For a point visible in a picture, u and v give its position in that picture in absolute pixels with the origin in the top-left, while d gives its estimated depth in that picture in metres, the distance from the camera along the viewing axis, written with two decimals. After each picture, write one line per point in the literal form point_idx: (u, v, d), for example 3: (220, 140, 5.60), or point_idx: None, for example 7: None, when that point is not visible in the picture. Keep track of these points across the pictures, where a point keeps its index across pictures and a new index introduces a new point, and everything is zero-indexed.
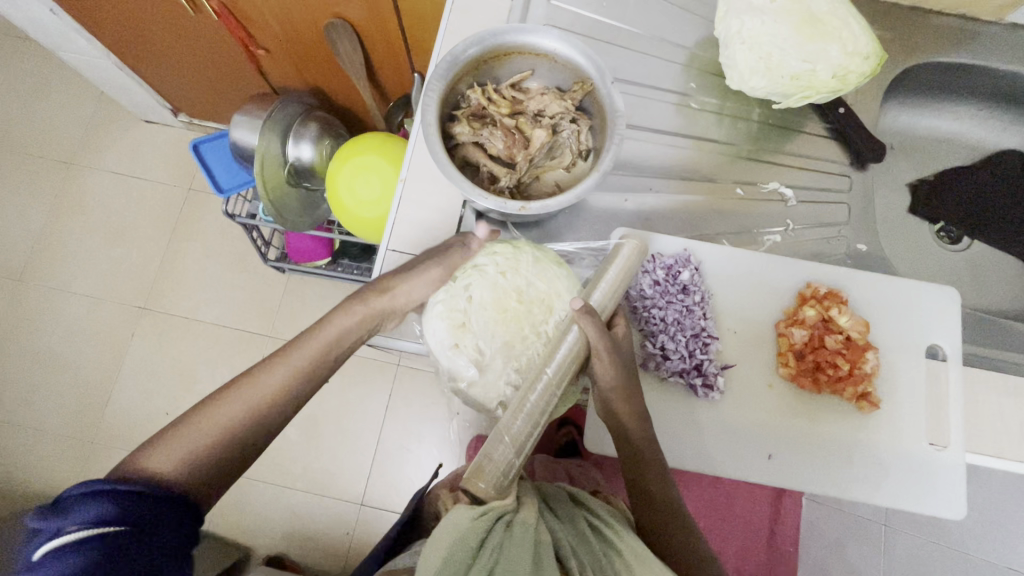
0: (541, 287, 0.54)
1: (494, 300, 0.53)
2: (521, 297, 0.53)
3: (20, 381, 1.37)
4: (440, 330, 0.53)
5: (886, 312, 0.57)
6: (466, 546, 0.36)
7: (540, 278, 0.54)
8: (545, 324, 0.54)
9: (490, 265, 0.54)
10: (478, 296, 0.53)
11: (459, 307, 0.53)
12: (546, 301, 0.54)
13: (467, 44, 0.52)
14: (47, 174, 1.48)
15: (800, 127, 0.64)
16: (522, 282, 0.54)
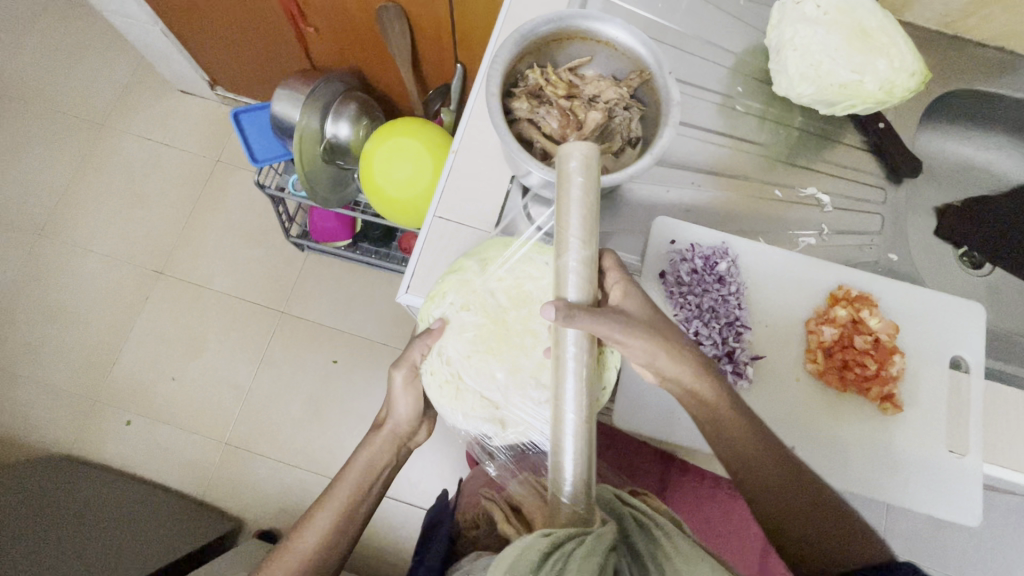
0: (503, 282, 0.54)
1: (467, 344, 0.53)
2: (487, 319, 0.53)
3: (29, 333, 1.36)
4: (447, 409, 0.54)
5: (914, 320, 0.59)
6: (530, 553, 0.36)
7: (510, 273, 0.54)
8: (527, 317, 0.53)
9: (454, 310, 0.54)
10: (453, 355, 0.53)
11: (444, 375, 0.53)
12: (521, 294, 0.54)
13: (536, 22, 0.54)
14: (78, 133, 1.50)
15: (840, 139, 0.67)
16: (483, 300, 0.54)
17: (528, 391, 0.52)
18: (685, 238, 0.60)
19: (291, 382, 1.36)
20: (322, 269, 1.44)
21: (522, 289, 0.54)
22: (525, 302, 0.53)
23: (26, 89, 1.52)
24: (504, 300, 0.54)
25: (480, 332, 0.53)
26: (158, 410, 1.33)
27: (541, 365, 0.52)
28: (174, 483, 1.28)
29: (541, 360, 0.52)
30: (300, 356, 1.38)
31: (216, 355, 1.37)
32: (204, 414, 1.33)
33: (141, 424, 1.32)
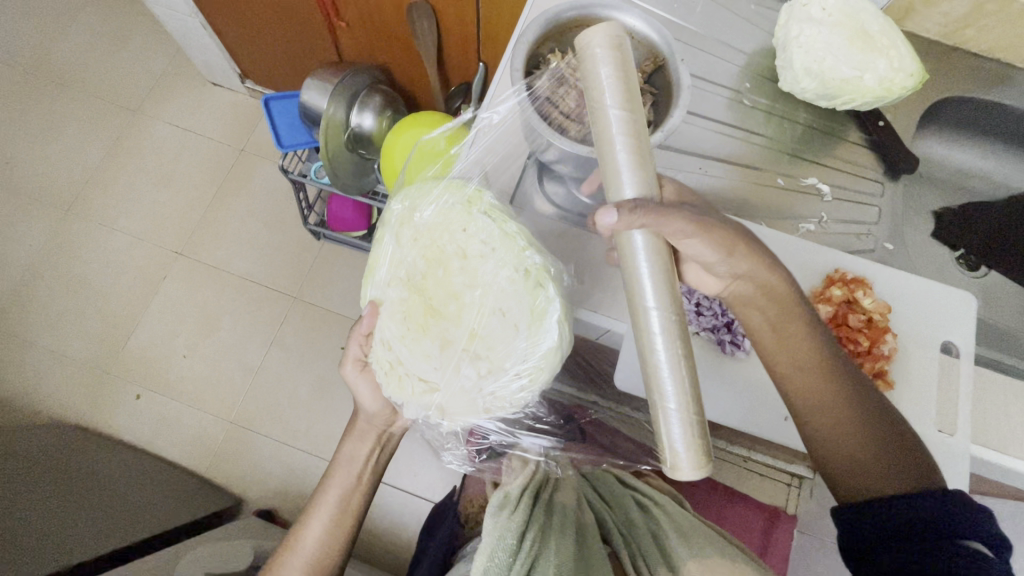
0: (416, 241, 0.47)
1: (396, 320, 0.47)
2: (405, 290, 0.47)
3: (49, 303, 1.41)
4: (396, 399, 0.49)
5: (908, 304, 0.61)
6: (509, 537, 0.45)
7: (423, 230, 0.47)
8: (460, 261, 0.46)
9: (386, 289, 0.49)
10: (386, 338, 0.48)
11: (384, 364, 0.48)
12: (435, 250, 0.46)
13: (562, 7, 0.59)
14: (113, 117, 1.56)
15: (843, 135, 0.71)
16: (400, 268, 0.47)
17: (461, 366, 0.45)
18: None
19: (299, 365, 1.38)
20: (336, 258, 1.47)
21: (436, 245, 0.46)
22: (439, 254, 0.46)
23: (67, 75, 1.59)
24: (418, 261, 0.46)
25: (401, 307, 0.47)
26: (168, 386, 1.36)
27: (469, 329, 0.45)
28: (178, 457, 1.30)
29: (467, 324, 0.44)
30: (310, 340, 1.40)
31: (228, 335, 1.40)
32: (213, 392, 1.35)
33: (151, 398, 1.35)
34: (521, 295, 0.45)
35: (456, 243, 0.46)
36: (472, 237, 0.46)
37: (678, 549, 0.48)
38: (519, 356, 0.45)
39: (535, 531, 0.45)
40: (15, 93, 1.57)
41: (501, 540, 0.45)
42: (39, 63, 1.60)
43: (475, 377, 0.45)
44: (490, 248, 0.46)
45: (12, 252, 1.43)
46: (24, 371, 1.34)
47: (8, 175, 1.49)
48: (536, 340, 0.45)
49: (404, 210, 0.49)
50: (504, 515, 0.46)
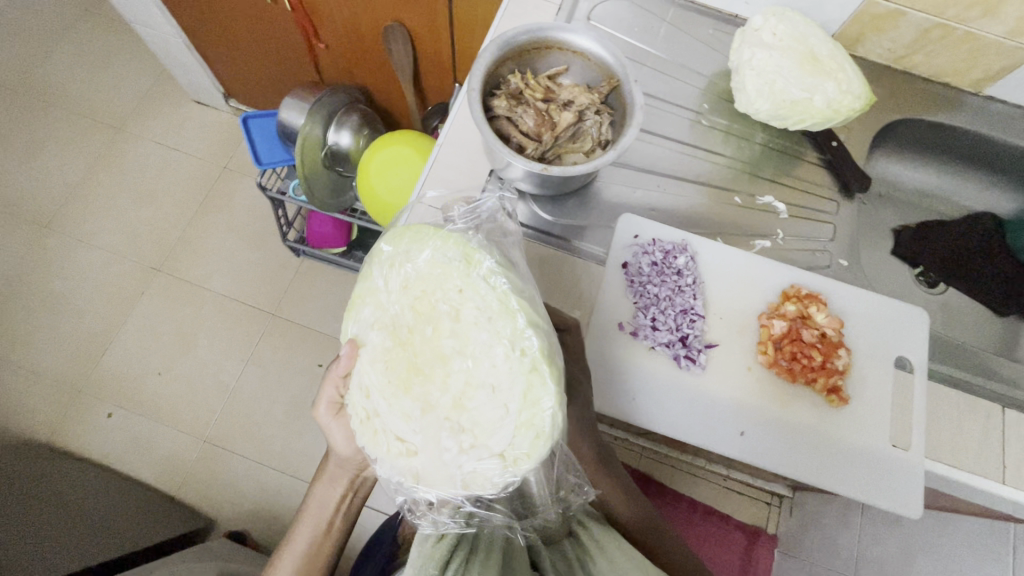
0: (409, 297, 0.46)
1: (383, 374, 0.46)
2: (394, 343, 0.46)
3: (23, 319, 1.39)
4: (370, 452, 0.47)
5: (862, 320, 0.62)
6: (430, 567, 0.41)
7: (417, 290, 0.46)
8: (454, 327, 0.45)
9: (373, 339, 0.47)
10: (368, 386, 0.46)
11: (362, 414, 0.47)
12: (429, 309, 0.46)
13: (519, 31, 0.60)
14: (96, 134, 1.57)
15: (799, 155, 0.73)
16: (391, 319, 0.47)
17: (443, 434, 0.44)
18: (648, 233, 0.64)
19: (275, 383, 1.37)
20: (316, 275, 1.47)
21: (431, 305, 0.46)
22: (433, 317, 0.46)
23: (52, 92, 1.60)
24: (409, 316, 0.46)
25: (388, 358, 0.46)
26: (142, 403, 1.34)
27: (456, 398, 0.44)
28: (149, 477, 1.27)
29: (455, 392, 0.44)
30: (287, 358, 1.39)
31: (204, 352, 1.39)
32: (187, 410, 1.34)
33: (123, 416, 1.32)
34: (516, 378, 0.43)
35: (452, 309, 0.45)
36: (471, 306, 0.45)
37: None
38: (505, 436, 0.43)
39: (460, 559, 0.41)
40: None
41: (421, 568, 0.41)
42: (23, 80, 1.61)
43: (455, 450, 0.43)
44: (487, 322, 0.44)
45: None
46: None
47: None
48: (527, 428, 0.43)
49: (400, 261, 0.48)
50: (429, 543, 0.43)
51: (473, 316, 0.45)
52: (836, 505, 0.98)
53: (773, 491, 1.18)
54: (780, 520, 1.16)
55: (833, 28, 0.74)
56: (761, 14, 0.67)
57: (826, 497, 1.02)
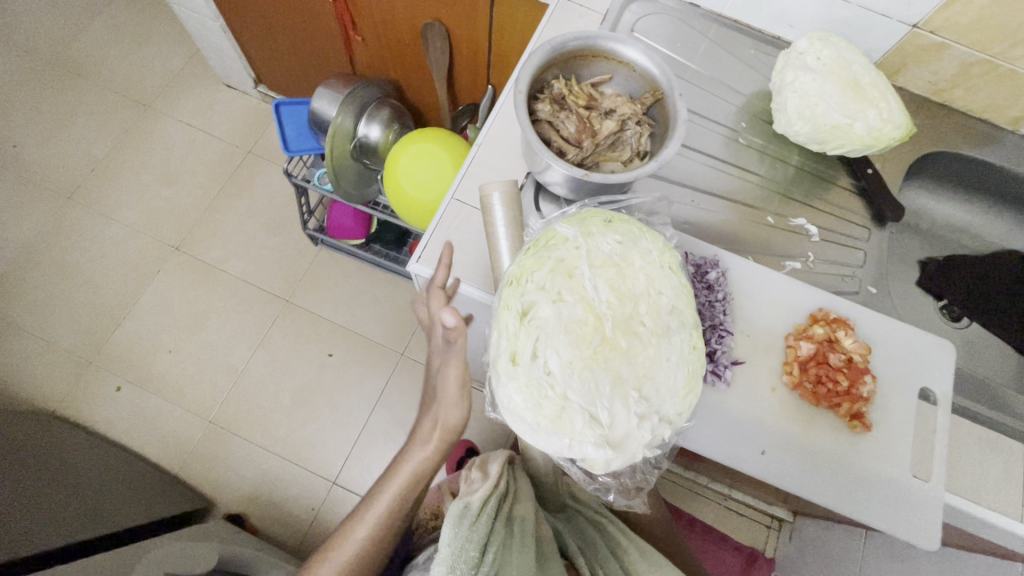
0: (604, 272, 0.48)
1: (578, 346, 0.45)
2: (588, 315, 0.46)
3: (40, 287, 1.40)
4: (546, 428, 0.46)
5: (889, 347, 0.62)
6: (469, 552, 0.46)
7: (611, 267, 0.48)
8: (641, 308, 0.47)
9: (563, 308, 0.46)
10: (557, 357, 0.45)
11: (542, 386, 0.46)
12: (624, 286, 0.48)
13: (568, 37, 0.61)
14: (125, 110, 1.59)
15: (832, 180, 0.73)
16: (584, 292, 0.47)
17: (630, 405, 0.45)
18: (679, 247, 0.64)
19: (284, 369, 1.37)
20: (332, 265, 1.47)
21: (624, 282, 0.48)
22: (628, 296, 0.47)
23: (86, 66, 1.62)
24: (603, 291, 0.47)
25: (578, 330, 0.45)
26: (151, 380, 1.34)
27: (644, 371, 0.46)
28: (153, 454, 1.28)
29: (644, 366, 0.46)
30: (298, 345, 1.40)
31: (216, 333, 1.39)
32: (195, 389, 1.34)
33: (132, 391, 1.33)
34: (688, 357, 0.48)
35: (643, 289, 0.48)
36: (658, 289, 0.49)
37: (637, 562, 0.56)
38: (677, 403, 0.48)
39: (497, 544, 0.48)
40: (32, 80, 1.59)
41: (461, 551, 0.46)
42: (58, 52, 1.63)
43: (640, 419, 0.46)
44: (672, 307, 0.49)
45: (9, 234, 1.44)
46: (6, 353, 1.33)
47: (16, 159, 1.51)
48: (687, 397, 0.49)
49: (592, 236, 0.50)
50: (465, 525, 0.48)
51: (662, 299, 0.48)
52: (840, 533, 0.97)
53: (774, 514, 1.18)
54: (780, 545, 1.16)
55: (875, 57, 0.75)
56: (806, 38, 0.67)
57: (830, 524, 1.01)
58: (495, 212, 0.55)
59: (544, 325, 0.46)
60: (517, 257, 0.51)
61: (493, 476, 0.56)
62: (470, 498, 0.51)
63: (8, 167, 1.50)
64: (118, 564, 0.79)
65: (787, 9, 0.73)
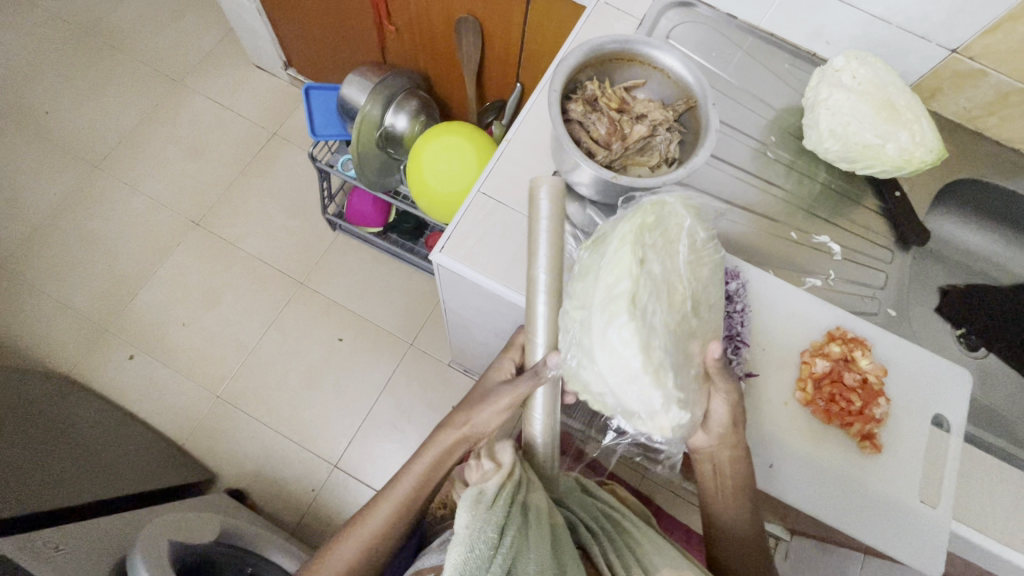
0: (689, 257, 0.52)
1: (671, 312, 0.49)
2: (679, 290, 0.50)
3: (61, 252, 1.43)
4: (634, 380, 0.47)
5: (906, 371, 0.62)
6: (484, 537, 0.48)
7: (697, 254, 0.53)
8: (704, 298, 0.53)
9: (662, 277, 0.49)
10: (657, 318, 0.48)
11: (646, 338, 0.47)
12: (701, 274, 0.53)
13: (606, 40, 0.62)
14: (156, 85, 1.61)
15: (858, 200, 0.73)
16: (678, 268, 0.51)
17: (690, 377, 0.50)
18: None
19: (294, 350, 1.39)
20: (348, 251, 1.48)
21: (700, 271, 0.53)
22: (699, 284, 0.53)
23: (120, 39, 1.65)
24: (685, 271, 0.51)
25: (670, 300, 0.49)
26: (163, 351, 1.36)
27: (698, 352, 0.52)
28: (160, 424, 1.30)
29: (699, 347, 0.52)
30: (309, 328, 1.41)
31: (229, 310, 1.41)
32: (205, 363, 1.36)
33: (144, 360, 1.35)
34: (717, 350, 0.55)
35: (710, 286, 0.53)
36: (716, 289, 0.54)
37: (655, 557, 0.54)
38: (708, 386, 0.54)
39: (514, 528, 0.49)
40: (68, 49, 1.62)
41: (480, 532, 0.48)
42: (96, 23, 1.66)
43: (693, 391, 0.51)
44: (719, 307, 0.55)
45: (36, 198, 1.46)
46: (25, 314, 1.36)
47: (47, 126, 1.54)
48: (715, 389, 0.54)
49: (694, 224, 0.53)
50: (482, 508, 0.50)
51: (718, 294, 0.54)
52: (837, 556, 0.97)
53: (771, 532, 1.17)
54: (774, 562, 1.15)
55: (910, 80, 0.74)
56: (843, 56, 0.67)
57: (827, 546, 1.00)
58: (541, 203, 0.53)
59: (646, 276, 0.48)
60: (630, 217, 0.51)
61: (502, 464, 0.55)
62: (485, 484, 0.52)
63: (38, 133, 1.53)
64: (124, 527, 0.81)
65: (825, 26, 0.73)
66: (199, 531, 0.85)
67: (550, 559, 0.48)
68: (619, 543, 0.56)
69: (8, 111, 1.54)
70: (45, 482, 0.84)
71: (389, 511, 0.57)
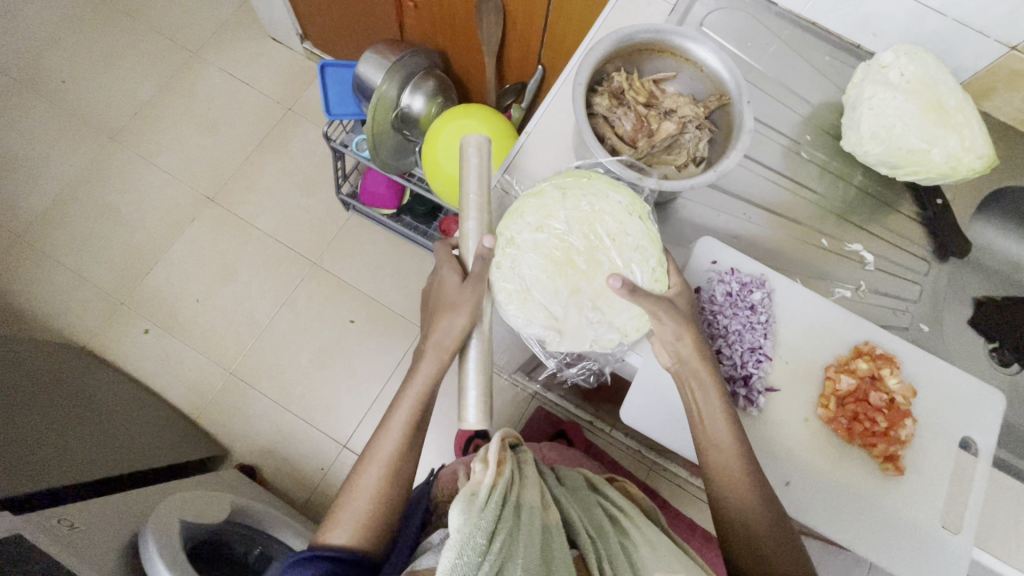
0: (575, 215, 0.55)
1: (544, 259, 0.55)
2: (557, 242, 0.55)
3: (78, 224, 1.43)
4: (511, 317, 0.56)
5: (937, 391, 0.59)
6: (474, 543, 0.45)
7: (584, 209, 0.56)
8: (604, 245, 0.55)
9: (530, 236, 0.55)
10: (523, 267, 0.55)
11: (509, 285, 0.55)
12: (592, 228, 0.55)
13: (636, 29, 0.58)
14: (172, 55, 1.58)
15: (895, 206, 0.69)
16: (556, 226, 0.55)
17: (584, 311, 0.54)
18: (726, 261, 0.62)
19: (305, 330, 1.39)
20: (362, 231, 1.47)
21: (592, 223, 0.55)
22: (594, 234, 0.55)
23: (136, 7, 1.62)
24: (569, 225, 0.55)
25: (547, 253, 0.55)
26: (178, 326, 1.37)
27: (598, 288, 0.54)
28: (175, 398, 1.32)
29: (597, 284, 0.54)
30: (321, 308, 1.41)
31: (243, 287, 1.41)
32: (219, 339, 1.37)
33: (159, 335, 1.36)
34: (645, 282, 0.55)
35: (610, 232, 0.55)
36: (625, 231, 0.55)
37: (646, 559, 0.51)
38: (627, 318, 0.54)
39: (505, 531, 0.47)
40: (84, 16, 1.60)
41: (469, 539, 0.46)
42: None
43: (592, 322, 0.54)
44: (636, 245, 0.55)
45: (53, 170, 1.46)
46: (43, 285, 1.37)
47: (63, 95, 1.53)
48: (642, 317, 0.55)
49: (574, 185, 0.57)
50: (473, 512, 0.48)
51: (627, 237, 0.55)
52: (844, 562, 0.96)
53: None
54: None
55: (962, 77, 0.69)
56: (892, 51, 0.62)
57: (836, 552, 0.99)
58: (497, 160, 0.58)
59: (519, 245, 0.55)
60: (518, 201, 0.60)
61: (491, 463, 0.52)
62: (477, 486, 0.51)
63: (56, 102, 1.52)
64: (138, 503, 0.82)
65: (873, 15, 0.68)
66: (211, 509, 0.86)
67: (540, 566, 0.46)
68: (612, 544, 0.53)
69: (25, 80, 1.53)
70: (60, 458, 0.85)
71: (402, 434, 0.59)
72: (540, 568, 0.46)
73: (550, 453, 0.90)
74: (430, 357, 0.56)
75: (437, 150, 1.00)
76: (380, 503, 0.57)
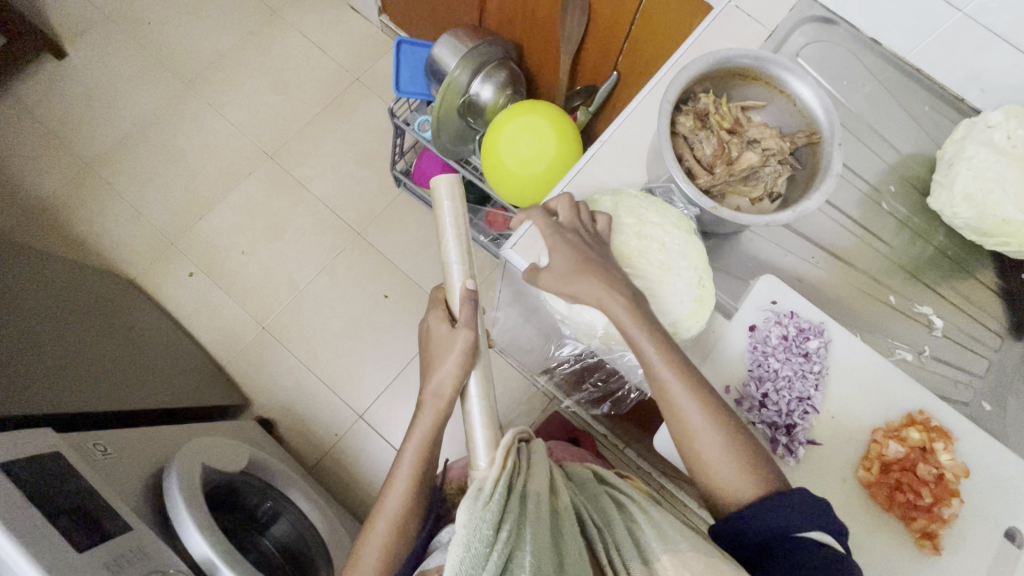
0: (631, 219, 0.58)
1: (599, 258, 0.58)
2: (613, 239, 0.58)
3: (143, 162, 1.48)
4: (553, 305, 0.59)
5: (991, 473, 0.56)
6: (481, 533, 0.45)
7: (636, 214, 0.59)
8: (653, 249, 0.58)
9: None
10: None
11: None
12: (643, 231, 0.58)
13: (734, 52, 0.56)
14: (255, 12, 1.62)
15: (973, 273, 0.66)
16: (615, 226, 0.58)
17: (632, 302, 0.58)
18: (787, 303, 0.60)
19: (340, 297, 1.41)
20: (409, 209, 1.48)
21: (644, 228, 0.58)
22: (645, 237, 0.58)
23: None
24: (626, 224, 0.58)
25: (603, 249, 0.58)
26: (221, 274, 1.41)
27: (647, 284, 0.57)
28: (209, 343, 1.36)
29: (646, 279, 0.57)
30: (358, 279, 1.43)
31: (287, 247, 1.44)
32: (257, 292, 1.40)
33: (202, 279, 1.41)
34: (692, 287, 0.57)
35: (661, 237, 0.58)
36: (674, 239, 0.58)
37: (653, 542, 0.49)
38: (677, 314, 0.57)
39: (512, 523, 0.45)
40: None
41: (476, 530, 0.45)
42: None
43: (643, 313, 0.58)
44: (684, 254, 0.57)
45: (128, 107, 1.52)
46: (104, 215, 1.43)
47: (148, 37, 1.58)
48: (693, 317, 0.57)
49: (625, 195, 0.60)
50: (480, 506, 0.46)
51: (675, 242, 0.58)
52: None
53: None
54: None
55: None
56: (1002, 111, 0.59)
57: None
58: (441, 199, 0.57)
59: None
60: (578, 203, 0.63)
61: (496, 462, 0.51)
62: (483, 481, 0.49)
63: (140, 42, 1.57)
64: (165, 440, 0.84)
65: (985, 69, 0.65)
66: (231, 458, 0.88)
67: (552, 561, 0.45)
68: (618, 531, 0.50)
69: (115, 17, 1.59)
70: (99, 383, 0.88)
71: (404, 490, 0.57)
72: (551, 555, 0.45)
73: (560, 452, 0.88)
74: (428, 408, 0.56)
75: (500, 142, 0.96)
76: (388, 556, 0.56)
